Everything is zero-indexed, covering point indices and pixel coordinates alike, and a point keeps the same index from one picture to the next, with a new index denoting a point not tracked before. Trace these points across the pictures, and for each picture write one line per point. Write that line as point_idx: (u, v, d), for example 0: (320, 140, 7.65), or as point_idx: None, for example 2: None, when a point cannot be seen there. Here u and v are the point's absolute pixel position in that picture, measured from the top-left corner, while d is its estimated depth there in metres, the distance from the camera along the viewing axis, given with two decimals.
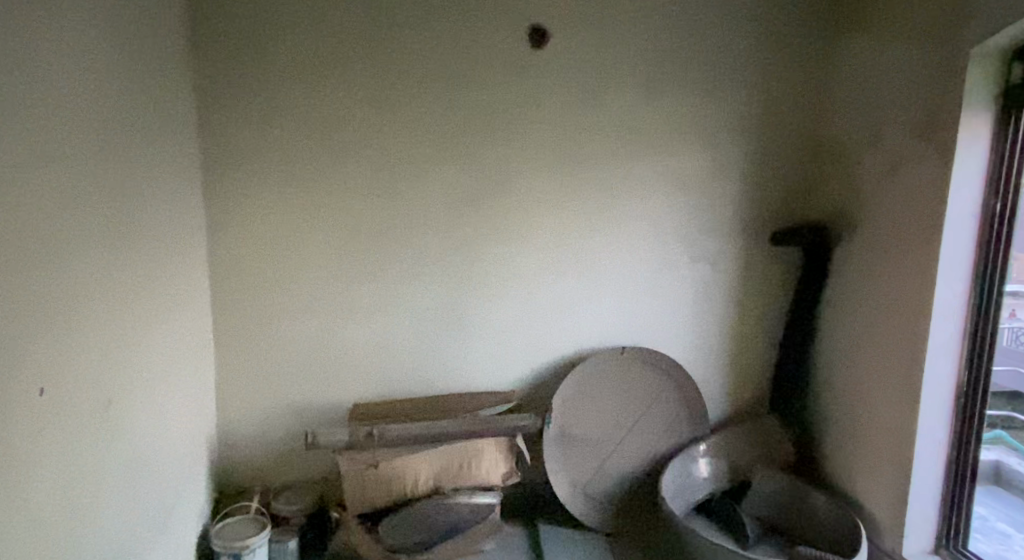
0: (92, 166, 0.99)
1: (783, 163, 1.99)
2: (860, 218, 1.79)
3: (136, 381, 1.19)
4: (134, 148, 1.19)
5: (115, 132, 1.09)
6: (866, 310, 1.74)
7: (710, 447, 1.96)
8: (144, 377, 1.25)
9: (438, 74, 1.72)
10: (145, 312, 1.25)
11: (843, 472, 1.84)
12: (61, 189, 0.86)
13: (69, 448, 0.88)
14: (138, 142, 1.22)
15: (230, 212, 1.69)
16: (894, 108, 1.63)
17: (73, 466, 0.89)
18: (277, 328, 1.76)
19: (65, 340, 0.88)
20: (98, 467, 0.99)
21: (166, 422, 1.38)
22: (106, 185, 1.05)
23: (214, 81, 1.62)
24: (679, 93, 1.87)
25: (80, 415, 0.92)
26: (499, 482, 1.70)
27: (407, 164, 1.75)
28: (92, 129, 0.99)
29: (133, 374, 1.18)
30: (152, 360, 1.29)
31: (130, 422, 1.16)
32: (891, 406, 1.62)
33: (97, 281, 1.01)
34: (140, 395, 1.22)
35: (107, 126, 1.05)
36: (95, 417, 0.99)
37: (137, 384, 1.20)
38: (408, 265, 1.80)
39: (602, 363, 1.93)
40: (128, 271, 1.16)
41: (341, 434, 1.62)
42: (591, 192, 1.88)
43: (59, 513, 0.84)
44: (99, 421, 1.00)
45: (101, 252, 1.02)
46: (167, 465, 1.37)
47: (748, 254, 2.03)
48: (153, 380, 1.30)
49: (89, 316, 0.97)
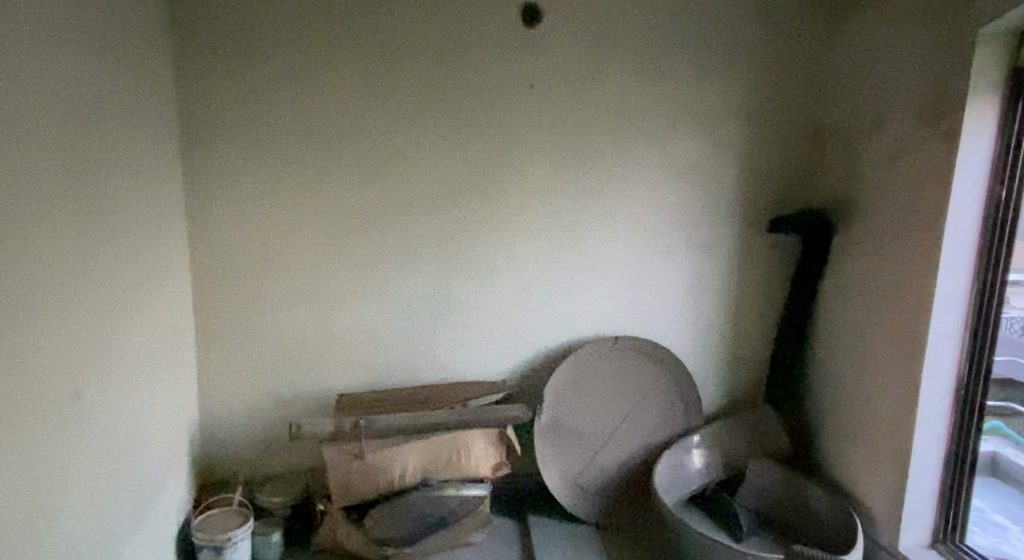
0: (63, 144, 0.93)
1: (783, 149, 1.94)
2: (861, 205, 1.74)
3: (110, 370, 1.15)
4: (107, 129, 1.13)
5: (87, 110, 1.03)
6: (866, 300, 1.70)
7: (704, 438, 1.93)
8: (120, 366, 1.20)
9: (429, 54, 1.66)
10: (120, 299, 1.20)
11: (839, 463, 1.81)
12: (32, 171, 0.82)
13: (40, 442, 0.84)
14: (113, 120, 1.17)
15: (212, 196, 1.63)
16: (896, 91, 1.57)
17: (43, 458, 0.85)
18: (262, 316, 1.71)
19: (35, 326, 0.84)
20: (69, 457, 0.96)
21: (144, 411, 1.34)
22: (78, 166, 1.00)
23: (193, 59, 1.56)
24: (678, 76, 1.81)
25: (50, 404, 0.89)
26: (489, 474, 1.66)
27: (395, 148, 1.69)
28: (63, 107, 0.93)
29: (105, 361, 1.13)
30: (128, 351, 1.24)
31: (103, 414, 1.11)
32: (890, 398, 1.59)
33: (68, 266, 0.96)
34: (115, 386, 1.17)
35: (78, 104, 0.99)
36: (65, 409, 0.95)
37: (110, 371, 1.15)
38: (397, 251, 1.75)
39: (595, 353, 1.89)
40: (101, 256, 1.11)
41: (326, 424, 1.58)
42: (585, 177, 1.83)
43: (30, 511, 0.81)
44: (69, 414, 0.96)
45: (73, 236, 0.98)
46: (146, 458, 1.33)
47: (745, 242, 1.98)
48: (130, 371, 1.25)
49: (60, 302, 0.93)
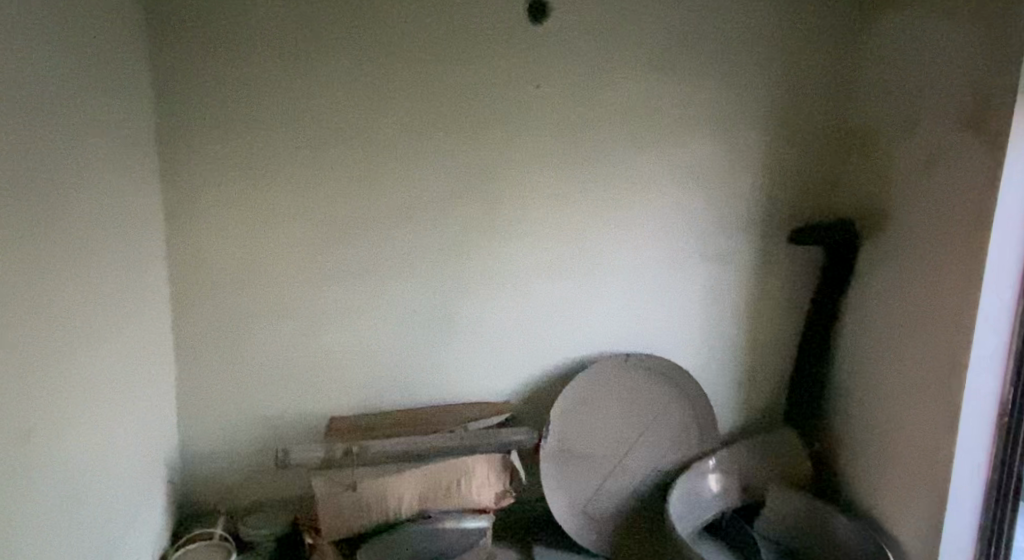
0: (32, 154, 0.82)
1: (804, 155, 1.82)
2: (890, 216, 1.62)
3: (82, 398, 1.05)
4: (78, 134, 1.01)
5: (58, 115, 0.92)
6: (897, 317, 1.58)
7: (720, 460, 1.81)
8: (93, 394, 1.09)
9: (428, 51, 1.54)
10: (93, 320, 1.09)
11: (865, 491, 1.70)
12: (6, 180, 0.73)
13: (13, 481, 0.75)
14: (86, 125, 1.05)
15: (191, 205, 1.52)
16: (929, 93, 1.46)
17: (13, 506, 0.75)
18: (247, 333, 1.59)
19: (6, 358, 0.74)
20: (40, 495, 0.86)
21: (115, 441, 1.21)
22: (49, 176, 0.89)
23: (171, 56, 1.43)
24: (694, 77, 1.70)
25: (18, 449, 0.78)
26: (492, 504, 1.54)
27: (391, 153, 1.58)
28: (34, 110, 0.82)
29: (77, 391, 1.02)
30: (100, 376, 1.13)
31: (74, 446, 1.01)
32: (924, 424, 1.46)
33: (37, 290, 0.85)
34: (87, 416, 1.07)
35: (48, 108, 0.88)
36: (36, 442, 0.85)
37: (82, 402, 1.04)
38: (393, 264, 1.63)
39: (604, 372, 1.77)
40: (72, 276, 0.99)
41: (316, 451, 1.47)
42: (594, 185, 1.71)
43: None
44: (39, 447, 0.86)
45: (42, 255, 0.87)
46: (118, 491, 1.22)
47: (764, 254, 1.87)
48: (103, 398, 1.14)
49: (29, 331, 0.82)
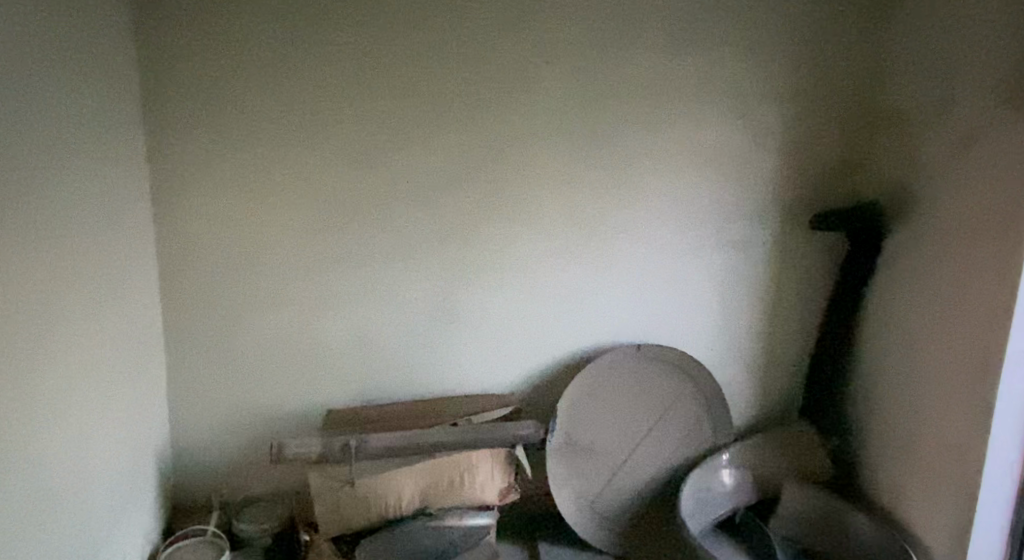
0: (14, 130, 0.76)
1: (828, 137, 1.72)
2: (919, 201, 1.53)
3: (69, 391, 0.99)
4: (60, 109, 0.94)
5: (40, 87, 0.85)
6: (925, 308, 1.50)
7: (734, 456, 1.74)
8: (80, 387, 1.04)
9: (430, 22, 1.44)
10: (81, 309, 1.04)
11: (887, 488, 1.63)
12: None
13: None
14: (71, 102, 0.99)
15: (180, 187, 1.44)
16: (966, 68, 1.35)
17: None
18: (241, 322, 1.53)
19: None
20: (25, 495, 0.81)
21: (102, 436, 1.15)
22: (30, 155, 0.82)
23: (156, 27, 1.34)
24: (713, 52, 1.59)
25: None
26: (496, 501, 1.48)
27: (392, 134, 1.49)
28: (13, 82, 0.75)
29: (62, 384, 0.96)
30: (87, 369, 1.08)
31: (60, 441, 0.96)
32: (953, 420, 1.38)
33: (19, 278, 0.79)
34: (74, 411, 1.01)
35: (29, 79, 0.81)
36: (20, 441, 0.80)
37: (68, 396, 0.99)
38: (394, 250, 1.56)
39: (615, 363, 1.69)
40: (57, 263, 0.93)
41: (313, 445, 1.39)
42: (606, 167, 1.62)
43: None
44: (24, 446, 0.81)
45: (25, 240, 0.81)
46: (105, 489, 1.16)
47: (783, 241, 1.77)
48: (89, 391, 1.09)
49: (13, 321, 0.76)
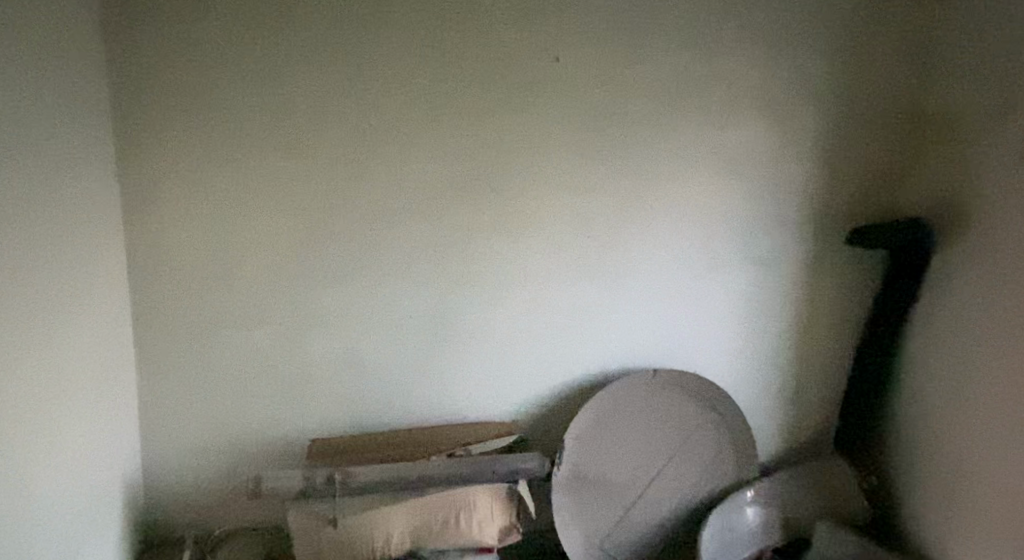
0: None
1: (864, 146, 1.57)
2: (961, 213, 1.37)
3: (41, 413, 0.91)
4: (30, 102, 0.86)
5: (5, 81, 0.76)
6: (968, 334, 1.34)
7: (759, 493, 1.58)
8: (52, 408, 0.96)
9: (425, 15, 1.32)
10: (53, 324, 0.96)
11: (930, 533, 1.46)
12: None
13: None
14: (41, 100, 0.91)
15: (153, 194, 1.32)
16: (1015, 61, 1.19)
17: None
18: (219, 341, 1.41)
19: None
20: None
21: (73, 460, 1.06)
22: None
23: (125, 21, 1.23)
24: (737, 49, 1.45)
25: None
26: (496, 542, 1.33)
27: (386, 139, 1.37)
28: None
29: (35, 405, 0.88)
30: (59, 389, 0.99)
31: (31, 469, 0.87)
32: (1002, 459, 1.22)
33: None
34: (46, 434, 0.93)
35: None
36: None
37: (40, 418, 0.90)
38: (386, 265, 1.43)
39: (629, 390, 1.54)
40: (28, 276, 0.84)
41: (294, 478, 1.28)
42: (618, 176, 1.48)
43: None
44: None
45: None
46: (74, 516, 1.07)
47: (814, 258, 1.62)
48: (61, 413, 1.00)
49: None
